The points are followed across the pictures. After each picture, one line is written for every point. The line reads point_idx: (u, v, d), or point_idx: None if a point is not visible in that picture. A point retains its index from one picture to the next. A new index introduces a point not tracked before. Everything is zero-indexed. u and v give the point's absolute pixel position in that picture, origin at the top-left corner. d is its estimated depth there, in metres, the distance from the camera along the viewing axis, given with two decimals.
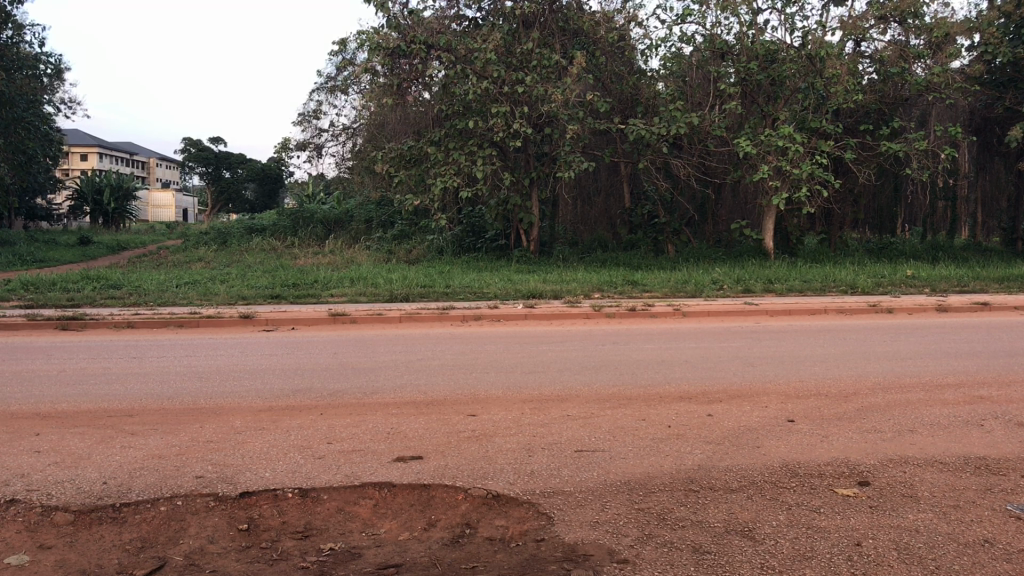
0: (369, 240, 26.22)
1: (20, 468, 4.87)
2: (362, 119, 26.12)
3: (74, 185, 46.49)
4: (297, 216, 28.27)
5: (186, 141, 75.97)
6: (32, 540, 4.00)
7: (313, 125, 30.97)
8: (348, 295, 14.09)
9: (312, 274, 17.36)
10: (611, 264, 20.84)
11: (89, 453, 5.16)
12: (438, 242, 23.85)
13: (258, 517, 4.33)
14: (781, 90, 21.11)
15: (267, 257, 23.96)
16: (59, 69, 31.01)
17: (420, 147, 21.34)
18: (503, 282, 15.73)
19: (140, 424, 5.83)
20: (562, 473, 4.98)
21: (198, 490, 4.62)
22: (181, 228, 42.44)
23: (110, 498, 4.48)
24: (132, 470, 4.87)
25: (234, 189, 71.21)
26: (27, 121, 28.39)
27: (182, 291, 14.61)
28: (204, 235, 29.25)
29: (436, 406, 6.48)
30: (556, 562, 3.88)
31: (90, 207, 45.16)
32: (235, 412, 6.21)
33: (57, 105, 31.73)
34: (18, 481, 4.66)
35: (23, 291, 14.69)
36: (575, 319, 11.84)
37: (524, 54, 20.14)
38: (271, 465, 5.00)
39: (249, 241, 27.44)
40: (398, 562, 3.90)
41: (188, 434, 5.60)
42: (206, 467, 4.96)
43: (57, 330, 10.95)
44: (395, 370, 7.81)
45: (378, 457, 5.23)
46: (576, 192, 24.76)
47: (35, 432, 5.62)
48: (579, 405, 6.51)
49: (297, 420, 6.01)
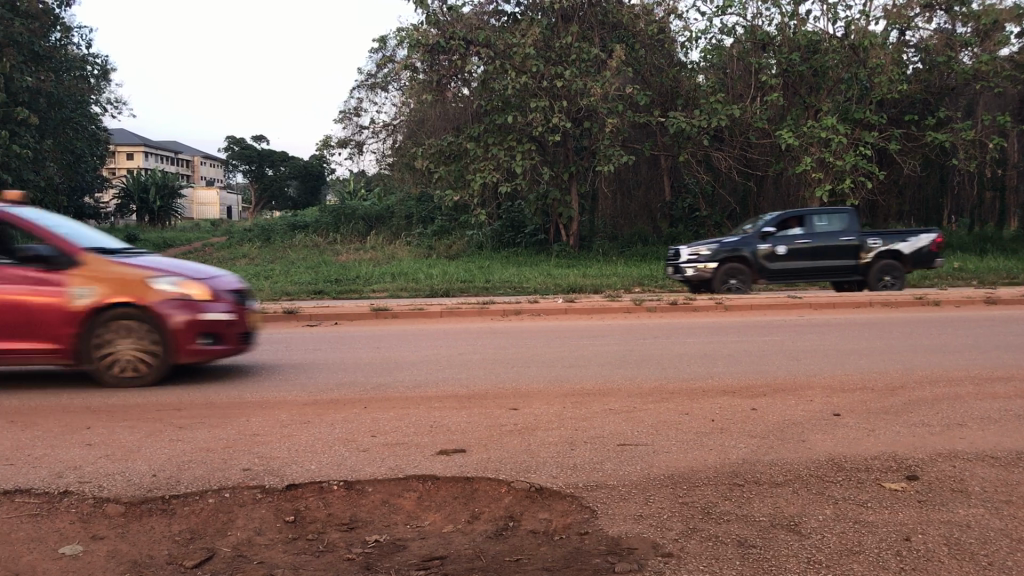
0: (409, 236, 26.37)
1: (72, 461, 4.96)
2: (401, 115, 26.28)
3: (121, 184, 47.37)
4: (339, 213, 28.58)
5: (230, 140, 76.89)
6: (84, 531, 4.09)
7: (354, 122, 31.20)
8: (389, 290, 14.19)
9: (353, 270, 17.43)
10: (652, 258, 20.74)
11: (139, 447, 5.24)
12: (477, 237, 23.93)
13: (304, 509, 4.38)
14: (823, 81, 20.75)
15: (309, 254, 24.22)
16: (106, 69, 31.56)
17: (459, 143, 21.36)
18: (543, 276, 15.77)
19: (188, 418, 5.92)
20: (604, 466, 4.98)
21: (246, 482, 4.68)
22: (226, 225, 43.03)
23: (160, 490, 4.55)
24: (181, 463, 4.94)
25: (276, 187, 71.72)
26: (74, 121, 29.08)
27: None
28: (246, 232, 29.69)
29: (479, 399, 6.50)
30: (600, 555, 3.88)
31: (137, 205, 46.02)
32: (281, 406, 6.29)
33: (104, 105, 32.29)
34: (71, 474, 4.76)
35: None
36: (615, 313, 11.81)
37: (563, 48, 20.10)
38: (317, 457, 5.06)
39: (292, 238, 27.76)
40: (443, 554, 3.93)
41: (234, 428, 5.68)
42: (253, 459, 5.02)
43: None
44: (436, 365, 7.84)
45: (421, 450, 5.26)
46: (616, 185, 24.69)
47: (86, 425, 5.73)
48: (621, 399, 6.50)
49: (341, 413, 6.07)
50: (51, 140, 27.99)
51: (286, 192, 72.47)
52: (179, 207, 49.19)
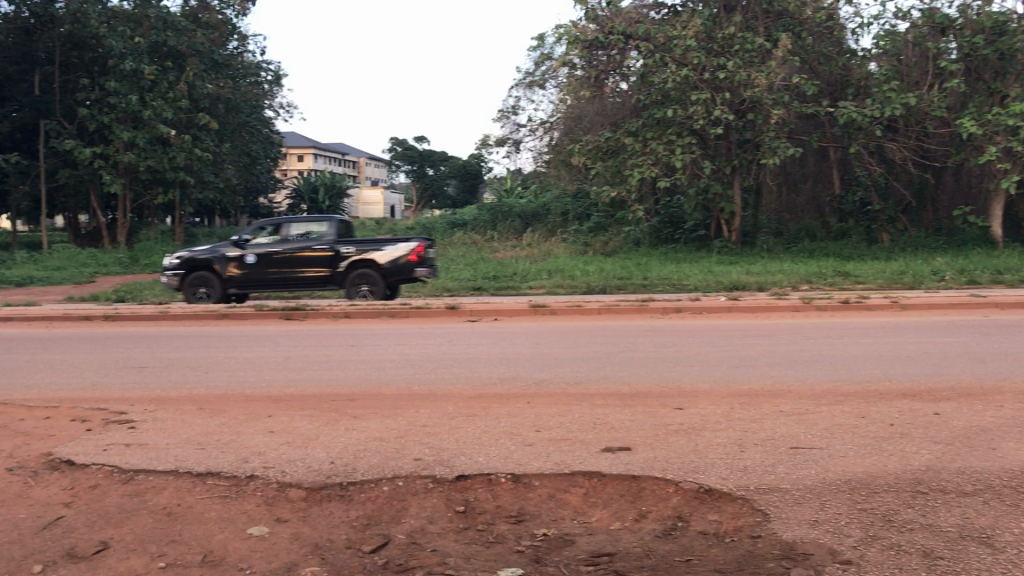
0: (565, 233, 26.46)
1: (257, 447, 5.23)
2: (559, 113, 26.42)
3: (292, 184, 49.79)
4: (497, 211, 29.06)
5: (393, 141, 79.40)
6: (270, 513, 4.30)
7: (512, 120, 31.54)
8: (546, 287, 14.26)
9: (512, 267, 17.65)
10: (820, 255, 20.00)
11: (317, 434, 5.47)
12: (635, 234, 23.80)
13: (473, 500, 4.45)
14: (1010, 65, 19.41)
15: (469, 251, 24.73)
16: (279, 75, 33.23)
17: (617, 138, 21.26)
18: (703, 274, 15.46)
19: (361, 408, 6.12)
20: (776, 470, 4.81)
21: (418, 472, 4.79)
22: (389, 224, 44.46)
23: (338, 477, 4.72)
24: (357, 451, 5.12)
25: (437, 186, 73.45)
26: (250, 125, 30.82)
27: (390, 284, 15.26)
28: (409, 230, 30.58)
29: (642, 398, 6.43)
30: (774, 559, 3.75)
31: (307, 205, 48.33)
32: (448, 399, 6.41)
33: (277, 109, 34.01)
34: (256, 458, 5.01)
35: (249, 284, 15.77)
36: (781, 312, 11.43)
37: (725, 38, 19.66)
38: (485, 450, 5.13)
39: (452, 236, 28.39)
40: (611, 551, 3.90)
41: (405, 418, 5.84)
42: (424, 450, 5.14)
43: (281, 319, 11.71)
44: (598, 362, 7.80)
45: (587, 446, 5.24)
46: (781, 179, 23.94)
47: (268, 413, 6.02)
48: (792, 401, 6.27)
49: (506, 407, 6.13)
50: (229, 143, 29.75)
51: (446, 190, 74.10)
52: (345, 206, 51.22)
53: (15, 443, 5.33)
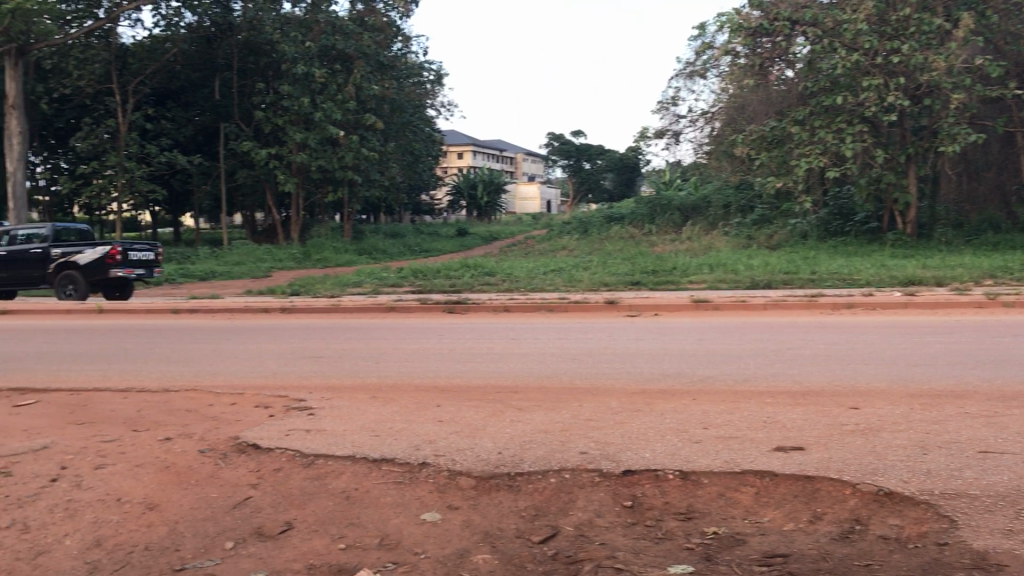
0: (726, 226, 25.88)
1: (428, 435, 5.37)
2: (720, 103, 25.84)
3: (452, 181, 50.96)
4: (655, 204, 28.75)
5: (550, 136, 79.89)
6: (441, 500, 4.41)
7: (671, 112, 31.11)
8: (708, 282, 14.01)
9: (671, 260, 17.46)
10: (1005, 247, 18.73)
11: (484, 425, 5.57)
12: (801, 227, 23.01)
13: (641, 495, 4.42)
14: None
15: (627, 245, 24.60)
16: (440, 74, 34.00)
17: (783, 128, 20.68)
18: (875, 267, 14.79)
19: (526, 401, 6.19)
20: (965, 475, 4.54)
21: (584, 465, 4.80)
22: (546, 219, 44.76)
23: (506, 467, 4.79)
24: (523, 443, 5.18)
25: (594, 180, 73.33)
26: (413, 124, 31.70)
27: (548, 278, 15.37)
28: (566, 225, 30.70)
29: (814, 396, 6.21)
30: (963, 569, 3.54)
31: (466, 201, 49.37)
32: (611, 393, 6.39)
33: (438, 108, 34.83)
34: (427, 447, 5.15)
35: (412, 278, 16.25)
36: (964, 309, 10.77)
37: (900, 22, 18.56)
38: (651, 445, 5.08)
39: (609, 230, 28.32)
40: (786, 552, 3.78)
41: (569, 412, 5.86)
42: (589, 443, 5.15)
43: (445, 312, 12.01)
44: (765, 359, 7.59)
45: (757, 444, 5.11)
46: (962, 167, 22.58)
47: (436, 403, 6.18)
48: (979, 403, 5.90)
49: (671, 404, 6.05)
50: (393, 142, 30.70)
51: (603, 184, 73.88)
52: (503, 201, 51.93)
53: (208, 426, 5.70)
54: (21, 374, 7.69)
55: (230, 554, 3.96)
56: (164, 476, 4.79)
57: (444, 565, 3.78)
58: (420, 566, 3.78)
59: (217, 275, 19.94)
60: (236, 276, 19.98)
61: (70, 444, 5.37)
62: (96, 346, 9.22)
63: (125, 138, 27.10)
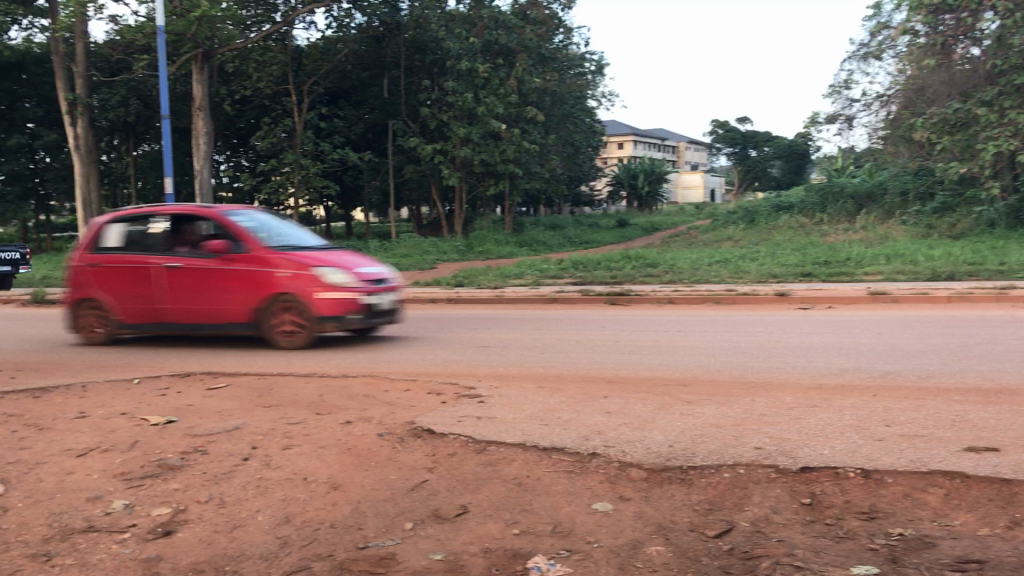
0: (905, 214, 24.61)
1: (597, 426, 5.38)
2: (898, 85, 24.59)
3: (613, 172, 50.81)
4: (827, 191, 27.68)
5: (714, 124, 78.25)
6: (613, 491, 4.41)
7: (844, 96, 29.84)
8: (885, 273, 13.38)
9: (844, 251, 16.81)
10: None
11: (654, 418, 5.52)
12: (989, 215, 21.60)
13: (820, 492, 4.27)
14: None
15: (796, 235, 23.85)
16: (601, 65, 33.91)
17: (968, 110, 20.14)
18: None
19: (695, 394, 6.10)
20: None
21: (759, 460, 4.68)
22: (710, 209, 43.87)
23: (678, 460, 4.74)
24: (694, 436, 5.10)
25: (760, 168, 71.17)
26: (574, 116, 31.78)
27: (713, 269, 15.10)
28: (731, 215, 30.03)
29: (1009, 395, 5.81)
30: None
31: (627, 191, 49.15)
32: (785, 388, 6.21)
33: (599, 99, 34.75)
34: (597, 437, 5.16)
35: (574, 270, 16.33)
36: None
37: None
38: (830, 442, 4.91)
39: (777, 220, 27.50)
40: (980, 558, 3.57)
41: (741, 406, 5.73)
42: (764, 439, 5.02)
43: (608, 304, 12.00)
44: (951, 355, 7.17)
45: (946, 444, 4.83)
46: None
47: (604, 394, 6.18)
48: None
49: (849, 400, 5.82)
50: (554, 134, 30.86)
51: (771, 173, 71.66)
52: (665, 192, 51.28)
53: (384, 411, 5.92)
54: (213, 359, 8.24)
55: (409, 534, 4.10)
56: (346, 458, 5.02)
57: (617, 555, 3.77)
58: (593, 555, 3.80)
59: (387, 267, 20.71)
60: (404, 267, 20.68)
61: (259, 425, 5.70)
62: (278, 334, 9.75)
63: (300, 137, 28.64)
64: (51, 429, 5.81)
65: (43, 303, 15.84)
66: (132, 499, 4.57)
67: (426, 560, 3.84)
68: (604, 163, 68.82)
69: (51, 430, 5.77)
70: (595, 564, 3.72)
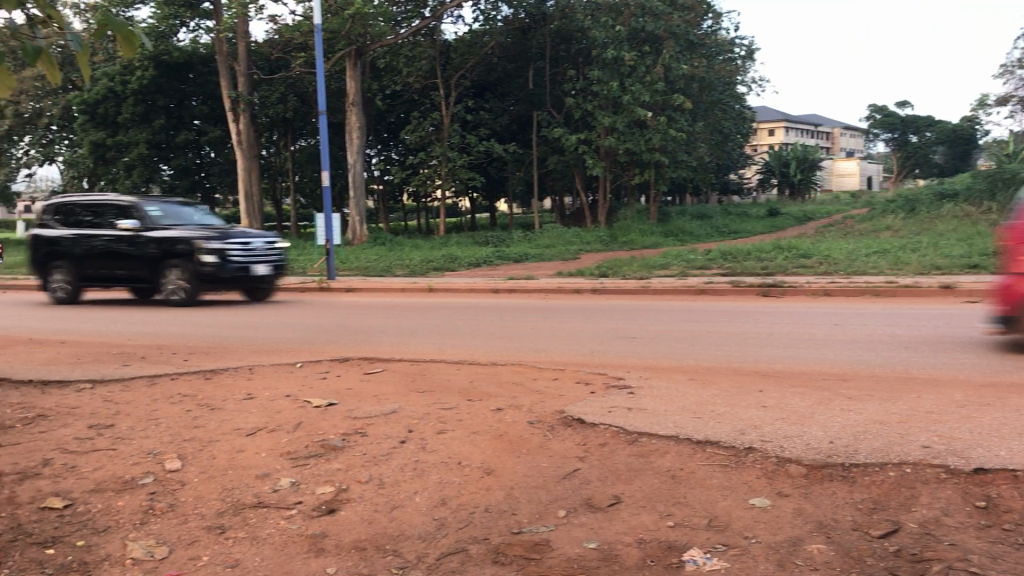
0: None
1: (752, 420, 5.26)
2: None
3: (763, 160, 49.53)
4: (995, 178, 26.08)
5: (872, 109, 74.94)
6: (771, 486, 4.30)
7: (1016, 76, 28.00)
8: None
9: None
10: None
11: (812, 413, 5.35)
12: None
13: (997, 496, 4.03)
14: None
15: (961, 223, 22.61)
16: (752, 50, 32.99)
17: None
18: None
19: (856, 389, 5.87)
20: None
21: (928, 460, 4.46)
22: (866, 197, 42.08)
23: (839, 457, 4.57)
24: (857, 433, 4.92)
25: (923, 154, 67.56)
26: (723, 102, 31.08)
27: (872, 260, 14.49)
28: (890, 205, 28.75)
29: None
30: None
31: (778, 179, 47.92)
32: (954, 385, 5.90)
33: (749, 84, 33.87)
34: (753, 432, 5.04)
35: (723, 260, 16.01)
36: None
37: None
38: (1005, 443, 4.62)
39: (941, 208, 26.14)
40: None
41: (907, 403, 5.48)
42: (932, 437, 4.78)
43: (761, 295, 11.73)
44: None
45: None
46: None
47: (759, 388, 6.04)
48: None
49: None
50: (702, 122, 30.28)
51: (934, 158, 68.01)
52: (818, 179, 49.50)
53: (535, 399, 5.98)
54: (368, 345, 8.53)
55: (562, 521, 4.13)
56: (498, 444, 5.09)
57: (777, 551, 3.67)
58: (751, 550, 3.71)
59: (532, 257, 20.90)
60: (548, 257, 20.80)
61: (414, 410, 5.85)
62: (429, 322, 9.99)
63: (448, 129, 29.23)
64: (223, 408, 6.16)
65: None
66: (297, 477, 4.79)
67: (581, 548, 3.85)
68: (754, 151, 66.99)
69: (222, 410, 6.12)
70: (754, 560, 3.63)
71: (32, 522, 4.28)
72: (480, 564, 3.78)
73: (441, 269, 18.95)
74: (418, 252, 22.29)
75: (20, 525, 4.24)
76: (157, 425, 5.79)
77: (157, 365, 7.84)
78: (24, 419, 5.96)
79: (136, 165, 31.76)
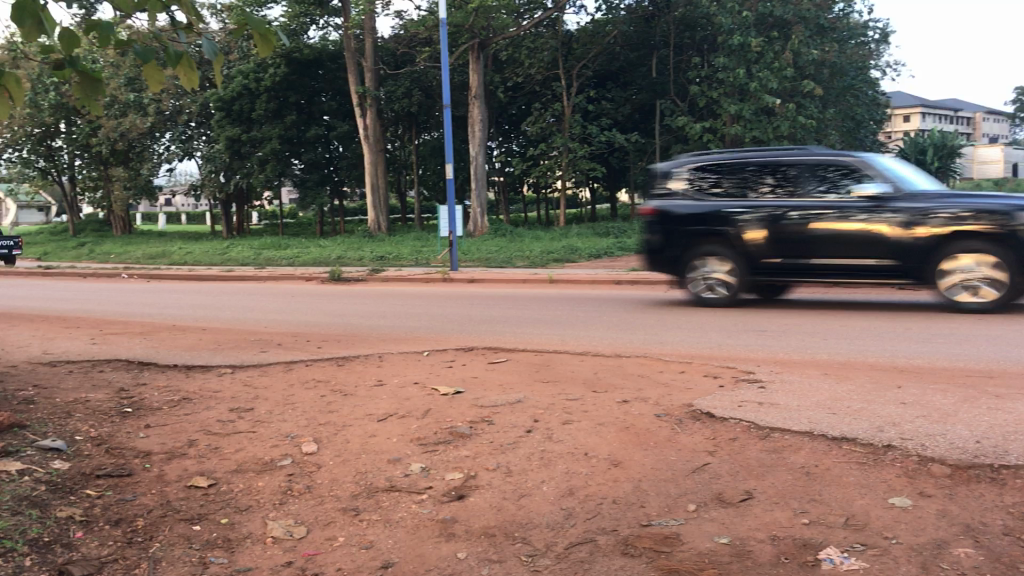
0: None
1: (891, 417, 5.06)
2: None
3: (898, 147, 47.59)
4: None
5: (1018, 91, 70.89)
6: (913, 486, 4.13)
7: None
8: None
9: None
10: None
11: (956, 411, 5.12)
12: None
13: None
14: None
15: None
16: (887, 32, 31.64)
17: None
18: None
19: (1005, 388, 5.58)
20: None
21: None
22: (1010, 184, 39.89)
23: (987, 458, 4.35)
24: (1006, 433, 4.67)
25: None
26: (856, 88, 29.95)
27: None
28: None
29: None
30: None
31: (913, 166, 46.02)
32: None
33: (883, 68, 32.54)
34: (892, 429, 4.85)
35: None
36: None
37: None
38: None
39: None
40: None
41: None
42: None
43: (895, 288, 11.29)
44: None
45: None
46: None
47: (898, 384, 5.81)
48: None
49: None
50: (832, 108, 29.29)
51: None
52: (957, 166, 47.21)
53: (661, 392, 5.93)
54: (493, 335, 8.62)
55: (692, 515, 4.07)
56: (626, 436, 5.07)
57: (921, 553, 3.53)
58: (892, 551, 3.58)
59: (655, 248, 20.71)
60: None
61: (540, 400, 5.88)
62: (553, 313, 10.03)
63: (570, 120, 29.22)
64: (354, 394, 6.34)
65: (339, 280, 17.32)
66: (428, 463, 4.88)
67: (712, 542, 3.79)
68: (887, 137, 64.45)
69: (353, 396, 6.30)
70: (895, 562, 3.50)
71: (180, 498, 4.49)
72: (609, 555, 3.77)
73: (563, 260, 19.00)
74: (540, 243, 22.38)
75: (170, 501, 4.45)
76: (293, 410, 6.00)
77: (291, 352, 8.13)
78: (171, 402, 6.28)
79: (269, 160, 32.96)
